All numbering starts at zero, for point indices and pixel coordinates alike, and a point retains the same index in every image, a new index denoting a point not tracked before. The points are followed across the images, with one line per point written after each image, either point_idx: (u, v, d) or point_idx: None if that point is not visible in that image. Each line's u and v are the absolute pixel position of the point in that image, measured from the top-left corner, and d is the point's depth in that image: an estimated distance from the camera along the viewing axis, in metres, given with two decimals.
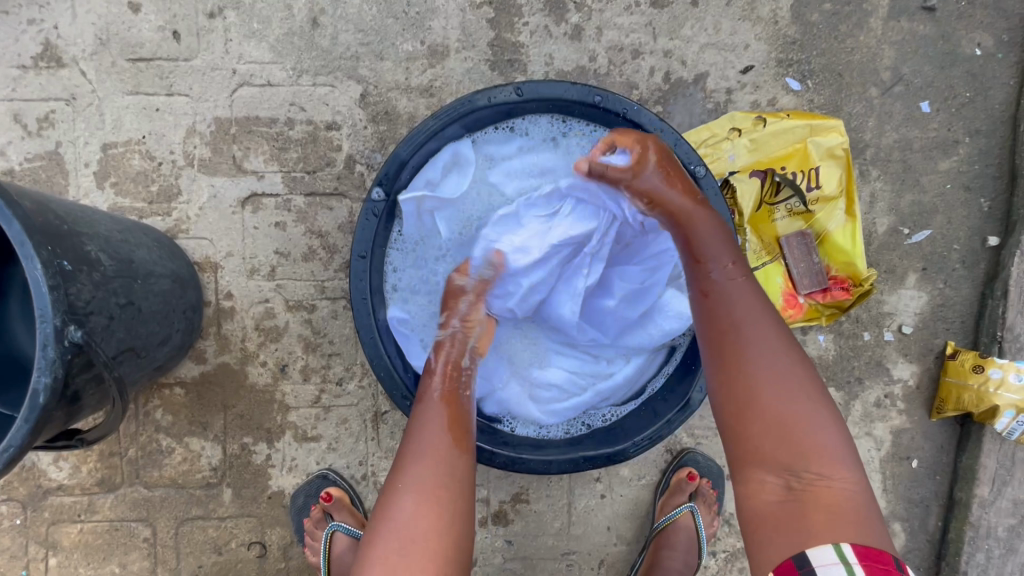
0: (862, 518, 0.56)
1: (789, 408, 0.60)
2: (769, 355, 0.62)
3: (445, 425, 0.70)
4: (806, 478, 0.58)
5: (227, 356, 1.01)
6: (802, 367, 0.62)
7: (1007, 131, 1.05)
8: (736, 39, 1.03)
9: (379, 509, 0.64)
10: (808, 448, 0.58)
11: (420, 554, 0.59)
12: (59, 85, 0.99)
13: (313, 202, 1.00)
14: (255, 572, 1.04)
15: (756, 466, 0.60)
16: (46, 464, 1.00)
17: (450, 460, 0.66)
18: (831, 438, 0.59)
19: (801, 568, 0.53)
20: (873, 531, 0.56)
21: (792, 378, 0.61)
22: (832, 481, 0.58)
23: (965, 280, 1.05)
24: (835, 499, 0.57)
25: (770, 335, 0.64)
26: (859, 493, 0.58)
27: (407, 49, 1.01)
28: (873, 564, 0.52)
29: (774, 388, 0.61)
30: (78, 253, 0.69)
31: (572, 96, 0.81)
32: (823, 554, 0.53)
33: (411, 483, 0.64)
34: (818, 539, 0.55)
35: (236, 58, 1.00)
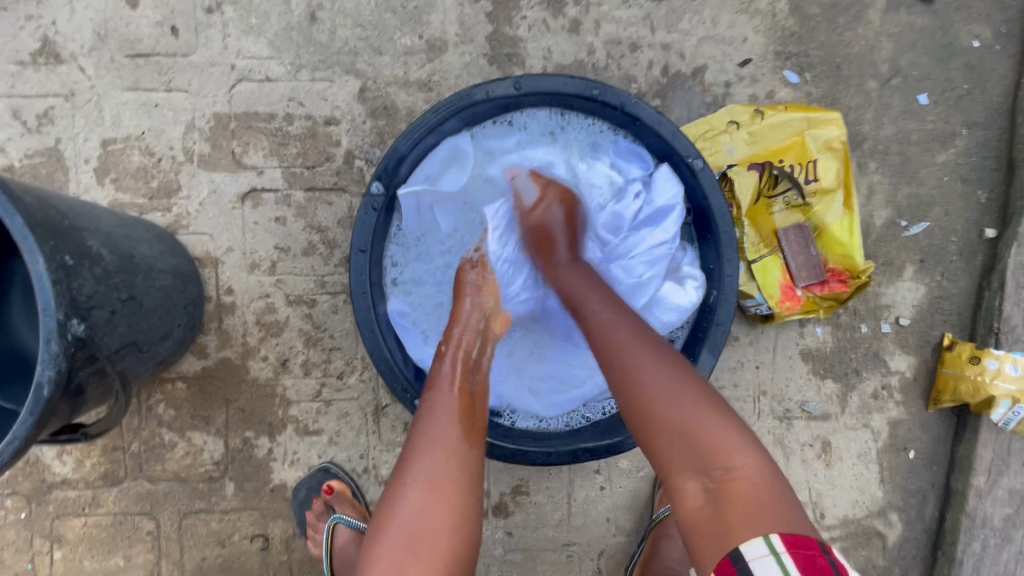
0: (779, 501, 0.57)
1: (681, 417, 0.61)
2: (656, 371, 0.64)
3: (454, 414, 0.69)
4: (716, 477, 0.58)
5: (228, 351, 1.01)
6: (687, 375, 0.64)
7: (1005, 122, 1.05)
8: (734, 33, 1.03)
9: (385, 503, 0.64)
10: (711, 446, 0.59)
11: (428, 550, 0.59)
12: (58, 82, 0.99)
13: (313, 197, 1.01)
14: (257, 565, 1.05)
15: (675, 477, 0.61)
16: (50, 459, 1.01)
17: (459, 454, 0.66)
18: (725, 431, 0.60)
19: (736, 564, 0.53)
20: (792, 514, 0.56)
21: (679, 386, 0.63)
22: (738, 473, 0.58)
23: (963, 272, 1.06)
24: (747, 490, 0.57)
25: (658, 353, 0.66)
26: (769, 478, 0.59)
27: (406, 44, 1.01)
28: (803, 553, 0.52)
29: (667, 404, 0.62)
30: (80, 248, 0.70)
31: (570, 90, 0.81)
32: (753, 547, 0.53)
33: (418, 475, 0.64)
34: (744, 533, 0.54)
35: (235, 54, 1.00)
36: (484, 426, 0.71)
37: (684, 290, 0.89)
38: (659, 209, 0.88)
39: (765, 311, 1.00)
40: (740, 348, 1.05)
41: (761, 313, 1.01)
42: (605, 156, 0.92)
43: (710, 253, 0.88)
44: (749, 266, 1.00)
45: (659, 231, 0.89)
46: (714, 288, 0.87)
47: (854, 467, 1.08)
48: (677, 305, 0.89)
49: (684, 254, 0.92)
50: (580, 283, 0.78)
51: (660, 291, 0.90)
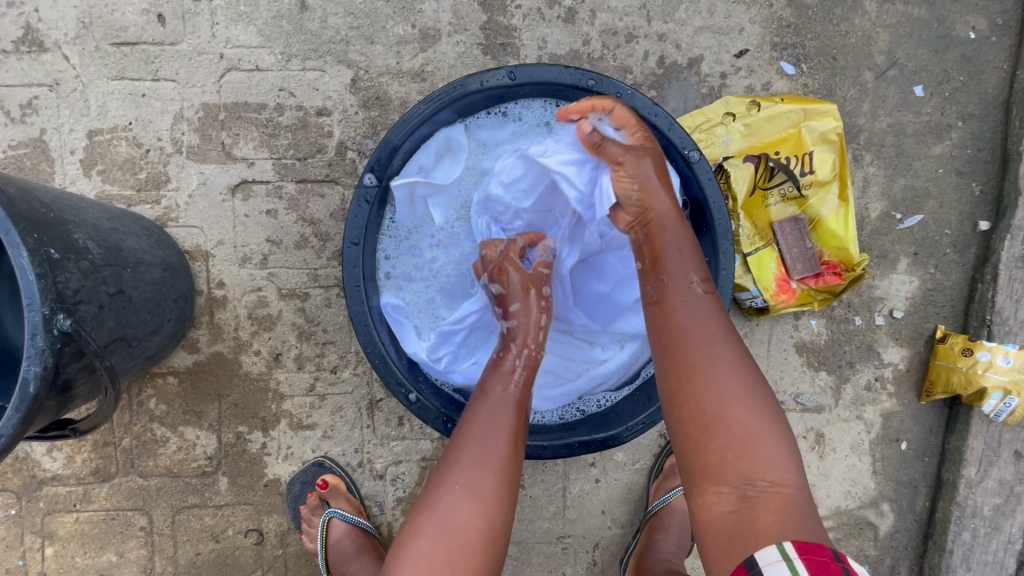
0: (810, 517, 0.57)
1: (740, 420, 0.61)
2: (727, 368, 0.63)
3: (492, 425, 0.70)
4: (757, 485, 0.58)
5: (220, 346, 1.00)
6: (753, 378, 0.63)
7: (1000, 114, 1.05)
8: (730, 23, 1.02)
9: (423, 504, 0.65)
10: (759, 455, 0.59)
11: (461, 558, 0.61)
12: (41, 70, 0.97)
13: (305, 190, 0.99)
14: (252, 560, 1.04)
15: (711, 477, 0.60)
16: (39, 455, 1.00)
17: (506, 470, 0.67)
18: (774, 443, 0.60)
19: (751, 569, 0.53)
20: (817, 527, 0.56)
21: (744, 390, 0.62)
22: (776, 487, 0.58)
23: (956, 264, 1.06)
24: (782, 502, 0.57)
25: (732, 348, 0.65)
26: (804, 496, 0.59)
27: (398, 33, 0.99)
28: (813, 558, 0.51)
29: (730, 404, 0.61)
30: (65, 242, 0.68)
31: (565, 80, 0.80)
32: (768, 553, 0.53)
33: (463, 486, 0.65)
34: (766, 540, 0.54)
35: (223, 42, 0.98)
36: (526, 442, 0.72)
37: None
38: None
39: (760, 304, 1.00)
40: None
41: (757, 306, 1.01)
42: None
43: (706, 248, 0.86)
44: (745, 259, 0.99)
45: None
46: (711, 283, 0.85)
47: (847, 459, 1.08)
48: None
49: None
50: (678, 243, 0.72)
51: None
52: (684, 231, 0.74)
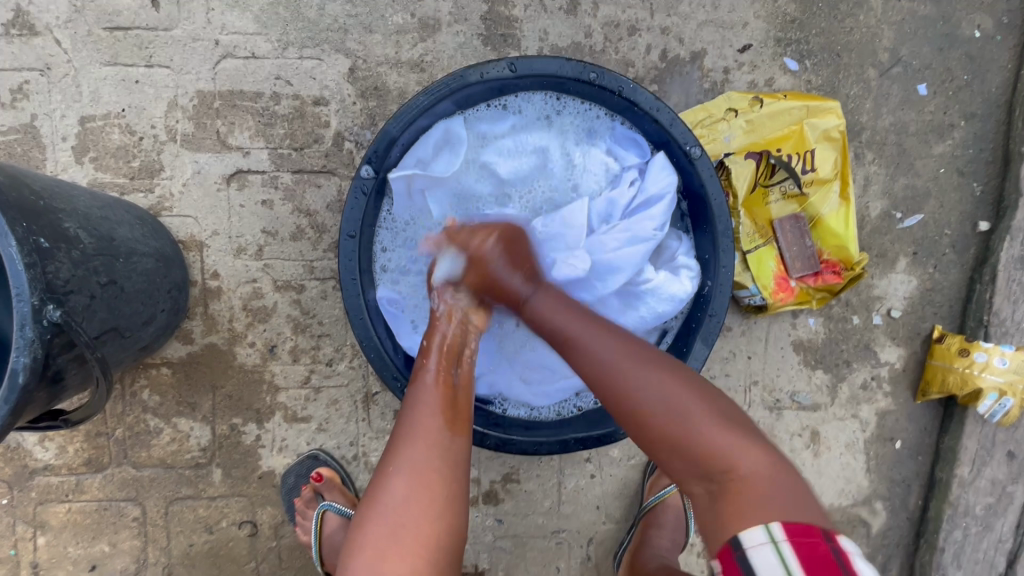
0: (792, 498, 0.53)
1: (677, 425, 0.59)
2: (649, 381, 0.61)
3: (440, 409, 0.67)
4: (720, 475, 0.56)
5: (215, 337, 0.99)
6: (687, 386, 0.61)
7: (1002, 115, 1.04)
8: (734, 17, 1.01)
9: (371, 490, 0.62)
10: (713, 449, 0.57)
11: (411, 539, 0.57)
12: (33, 54, 0.95)
13: (301, 180, 0.98)
14: (246, 551, 1.04)
15: (682, 477, 0.60)
16: (31, 445, 0.99)
17: (443, 445, 0.64)
18: (726, 434, 0.58)
19: (734, 550, 0.50)
20: (802, 505, 0.53)
21: (677, 393, 0.60)
22: (742, 473, 0.56)
23: (955, 265, 1.06)
24: (749, 489, 0.54)
25: (648, 366, 0.63)
26: (784, 477, 0.56)
27: (398, 22, 0.97)
28: (804, 541, 0.49)
29: (657, 414, 0.60)
30: (55, 231, 0.67)
31: (567, 73, 0.79)
32: (753, 535, 0.50)
33: (404, 465, 0.62)
34: (746, 520, 0.52)
35: (219, 29, 0.96)
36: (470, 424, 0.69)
37: (678, 280, 0.86)
38: (650, 198, 0.86)
39: (759, 302, 0.99)
40: (732, 338, 1.05)
41: (755, 303, 1.00)
42: (601, 142, 0.90)
43: (706, 243, 0.86)
44: (744, 257, 0.99)
45: (647, 218, 0.86)
46: (709, 279, 0.85)
47: (841, 457, 1.08)
48: (671, 295, 0.86)
49: (679, 244, 0.90)
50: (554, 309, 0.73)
51: (655, 281, 0.87)
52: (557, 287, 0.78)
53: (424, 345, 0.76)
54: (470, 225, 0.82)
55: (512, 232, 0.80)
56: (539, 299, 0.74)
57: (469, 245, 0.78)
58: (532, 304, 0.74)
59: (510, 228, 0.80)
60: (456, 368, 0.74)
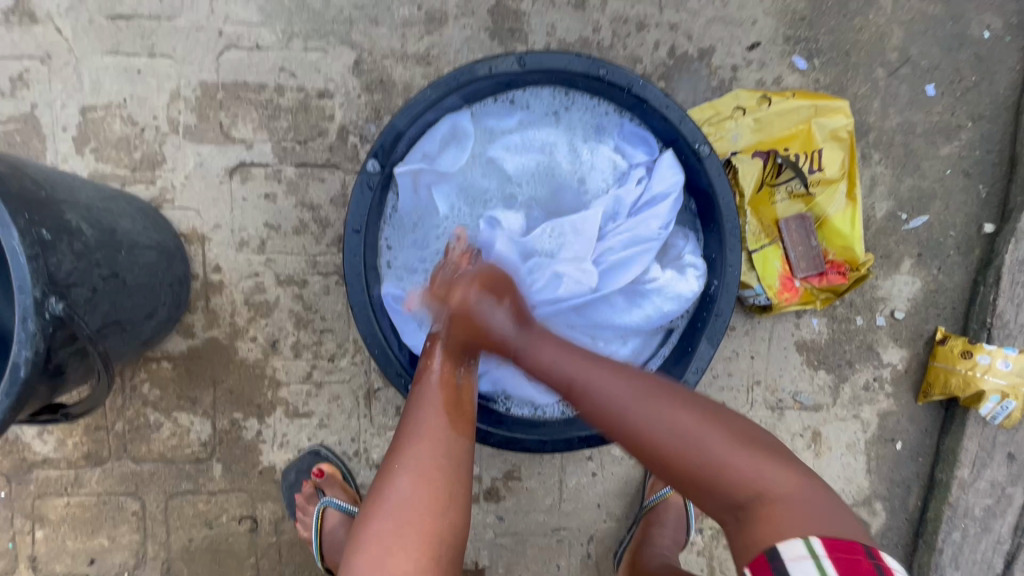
0: (819, 514, 0.53)
1: (694, 458, 0.59)
2: (663, 419, 0.61)
3: (444, 407, 0.67)
4: (748, 502, 0.56)
5: (216, 331, 0.99)
6: (699, 415, 0.61)
7: (1010, 116, 1.04)
8: (744, 14, 1.00)
9: (375, 487, 0.62)
10: (734, 479, 0.57)
11: (407, 538, 0.57)
12: (33, 43, 0.94)
13: (305, 173, 0.97)
14: (245, 547, 1.03)
15: (712, 507, 0.59)
16: (30, 438, 0.99)
17: (447, 443, 0.63)
18: (751, 458, 0.58)
19: (773, 561, 0.51)
20: (834, 521, 0.53)
21: (696, 427, 0.60)
22: (770, 496, 0.56)
23: (959, 266, 1.06)
24: (779, 511, 0.54)
25: (660, 401, 0.62)
26: (809, 492, 0.56)
27: (404, 14, 0.96)
28: (842, 556, 0.50)
29: (677, 448, 0.59)
30: (57, 222, 0.66)
31: (576, 68, 0.78)
32: (792, 546, 0.50)
33: (409, 462, 0.62)
34: (779, 535, 0.52)
35: (222, 19, 0.95)
36: (473, 423, 0.69)
37: (685, 278, 0.86)
38: (657, 196, 0.86)
39: (764, 301, 0.99)
40: (736, 337, 1.05)
41: (760, 303, 1.00)
42: (609, 139, 0.89)
43: (714, 243, 0.85)
44: (750, 256, 0.98)
45: (654, 218, 0.86)
46: (716, 278, 0.84)
47: (842, 457, 1.09)
48: (677, 293, 0.86)
49: (685, 242, 0.89)
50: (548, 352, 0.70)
51: (661, 279, 0.86)
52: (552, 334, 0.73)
53: (427, 347, 0.75)
54: (460, 258, 0.79)
55: (494, 274, 0.76)
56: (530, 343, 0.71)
57: (448, 301, 0.74)
58: (524, 352, 0.71)
59: (489, 269, 0.77)
60: (460, 368, 0.73)
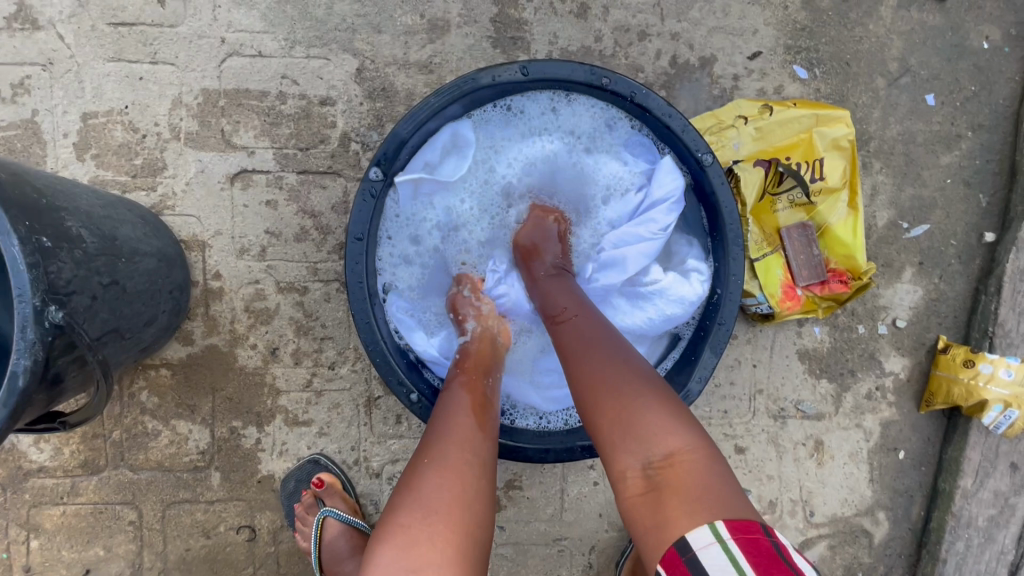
0: (722, 488, 0.53)
1: (623, 403, 0.58)
2: (603, 360, 0.63)
3: (471, 409, 0.68)
4: (661, 458, 0.55)
5: (216, 338, 0.98)
6: (634, 368, 0.61)
7: (1009, 126, 1.04)
8: (745, 24, 1.01)
9: (402, 486, 0.59)
10: (645, 430, 0.56)
11: (426, 536, 0.54)
12: (35, 49, 0.94)
13: (306, 180, 0.97)
14: (243, 557, 1.02)
15: (618, 462, 0.57)
16: (26, 446, 0.98)
17: (476, 443, 0.63)
18: (666, 414, 0.57)
19: (684, 554, 0.49)
20: (735, 497, 0.53)
21: (631, 380, 0.60)
22: (680, 455, 0.55)
23: (960, 275, 1.06)
24: (684, 475, 0.53)
25: (604, 349, 0.64)
26: (715, 466, 0.55)
27: (407, 23, 0.97)
28: (746, 537, 0.49)
29: (606, 389, 0.60)
30: (58, 230, 0.66)
31: (578, 78, 0.78)
32: (699, 534, 0.50)
33: (435, 460, 0.60)
34: (694, 517, 0.51)
35: (225, 26, 0.95)
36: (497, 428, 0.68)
37: (688, 282, 0.86)
38: (656, 202, 0.86)
39: (766, 310, 0.99)
40: (738, 346, 1.05)
41: (762, 312, 1.00)
42: (611, 147, 0.90)
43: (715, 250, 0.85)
44: (752, 265, 0.98)
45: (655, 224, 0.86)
46: (719, 286, 0.84)
47: (845, 466, 1.08)
48: (680, 297, 0.86)
49: (690, 249, 0.90)
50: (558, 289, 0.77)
51: (664, 283, 0.86)
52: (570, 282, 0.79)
53: (455, 360, 0.78)
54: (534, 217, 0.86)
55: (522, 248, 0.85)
56: (545, 283, 0.78)
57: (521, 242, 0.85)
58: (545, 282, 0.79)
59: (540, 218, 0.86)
60: (488, 379, 0.74)
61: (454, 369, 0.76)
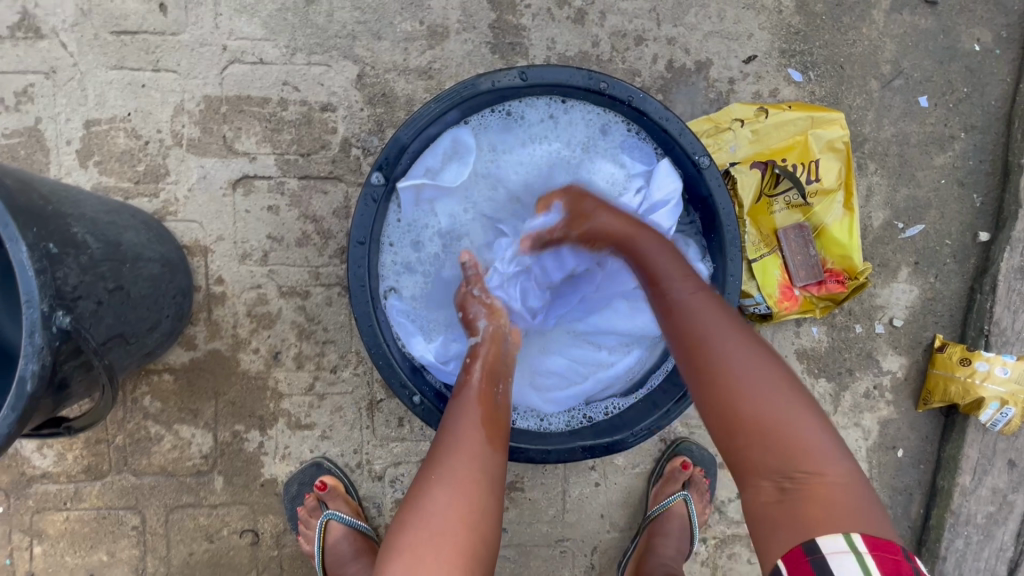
0: (865, 509, 0.54)
1: (768, 410, 0.57)
2: (743, 357, 0.60)
3: (482, 420, 0.67)
4: (801, 474, 0.55)
5: (218, 343, 0.98)
6: (781, 371, 0.60)
7: (1002, 127, 1.06)
8: (739, 28, 1.02)
9: (411, 499, 0.60)
10: (795, 446, 0.56)
11: (434, 559, 0.55)
12: (38, 58, 0.95)
13: (307, 186, 0.98)
14: (246, 561, 1.02)
15: (752, 469, 0.58)
16: (29, 452, 0.98)
17: (484, 458, 0.63)
18: (815, 429, 0.57)
19: (810, 554, 0.52)
20: (876, 517, 0.54)
21: (774, 382, 0.59)
22: (829, 476, 0.55)
23: (955, 274, 1.07)
24: (827, 495, 0.54)
25: (741, 340, 0.62)
26: (861, 486, 0.56)
27: (406, 29, 0.98)
28: (884, 555, 0.51)
29: (744, 393, 0.58)
30: (64, 236, 0.66)
31: (577, 82, 0.79)
32: (833, 541, 0.51)
33: (444, 476, 0.61)
34: (828, 526, 0.53)
35: (227, 34, 0.96)
36: (506, 438, 0.69)
37: None
38: (655, 204, 0.87)
39: (764, 310, 1.00)
40: None
41: (760, 312, 1.01)
42: (608, 151, 0.91)
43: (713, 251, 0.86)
44: (750, 265, 0.99)
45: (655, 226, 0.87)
46: (717, 287, 0.85)
47: None
48: None
49: (686, 249, 0.91)
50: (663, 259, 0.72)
51: None
52: (662, 245, 0.75)
53: (467, 362, 0.77)
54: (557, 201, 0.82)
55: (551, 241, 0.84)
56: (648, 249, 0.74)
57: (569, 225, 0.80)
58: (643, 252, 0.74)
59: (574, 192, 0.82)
60: (497, 387, 0.74)
61: (463, 374, 0.76)
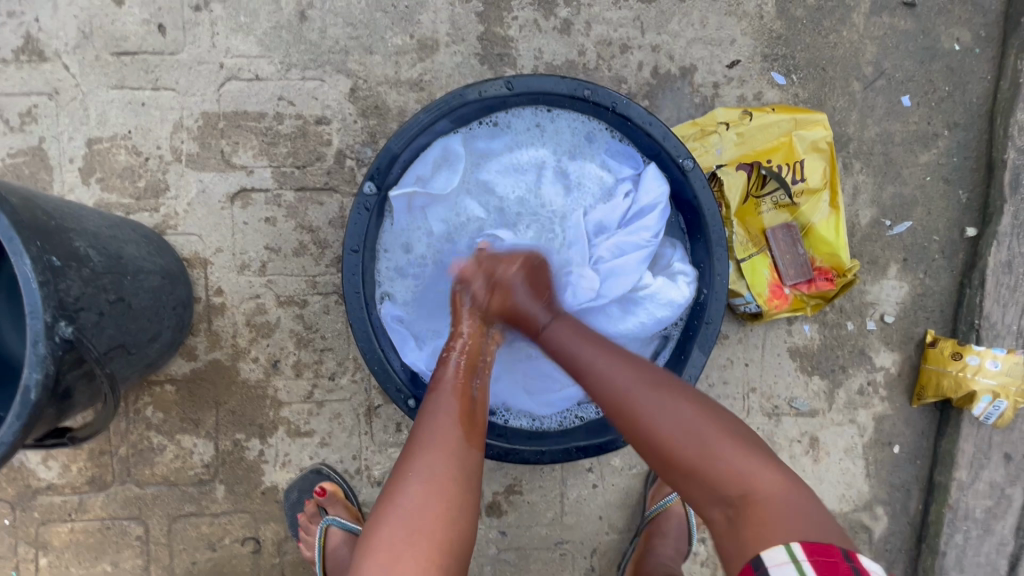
0: (808, 514, 0.56)
1: (695, 451, 0.60)
2: (663, 405, 0.63)
3: (458, 419, 0.68)
4: (740, 497, 0.58)
5: (218, 353, 1.00)
6: (700, 410, 0.63)
7: (985, 123, 1.07)
8: (722, 34, 1.04)
9: (383, 499, 0.61)
10: (725, 475, 0.59)
11: (407, 558, 0.56)
12: (41, 79, 0.98)
13: (304, 197, 1.00)
14: (249, 569, 1.04)
15: (704, 502, 0.61)
16: (34, 464, 1.00)
17: (460, 454, 0.64)
18: (745, 455, 0.60)
19: (756, 569, 0.52)
20: (819, 521, 0.56)
21: (696, 419, 0.62)
22: (765, 495, 0.57)
23: (944, 270, 1.08)
24: (768, 512, 0.56)
25: (656, 392, 0.64)
26: (799, 495, 0.58)
27: (397, 43, 1.00)
28: (822, 559, 0.51)
29: (672, 439, 0.61)
30: (67, 249, 0.69)
31: (562, 90, 0.81)
32: (773, 553, 0.52)
33: (418, 475, 0.61)
34: (772, 538, 0.54)
35: (223, 52, 0.99)
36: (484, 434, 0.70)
37: (676, 285, 0.88)
38: (644, 208, 0.89)
39: (754, 309, 1.01)
40: (729, 345, 1.07)
41: (750, 311, 1.02)
42: (595, 156, 0.93)
43: (701, 251, 0.88)
44: (739, 266, 1.01)
45: (643, 229, 0.89)
46: (705, 287, 0.86)
47: (841, 462, 1.09)
48: (670, 300, 0.88)
49: (674, 251, 0.92)
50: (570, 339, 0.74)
51: (653, 287, 0.88)
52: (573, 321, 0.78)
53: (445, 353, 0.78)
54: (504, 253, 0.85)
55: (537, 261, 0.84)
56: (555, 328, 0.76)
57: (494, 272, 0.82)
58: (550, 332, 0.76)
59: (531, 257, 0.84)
60: (475, 381, 0.75)
61: (441, 366, 0.76)
